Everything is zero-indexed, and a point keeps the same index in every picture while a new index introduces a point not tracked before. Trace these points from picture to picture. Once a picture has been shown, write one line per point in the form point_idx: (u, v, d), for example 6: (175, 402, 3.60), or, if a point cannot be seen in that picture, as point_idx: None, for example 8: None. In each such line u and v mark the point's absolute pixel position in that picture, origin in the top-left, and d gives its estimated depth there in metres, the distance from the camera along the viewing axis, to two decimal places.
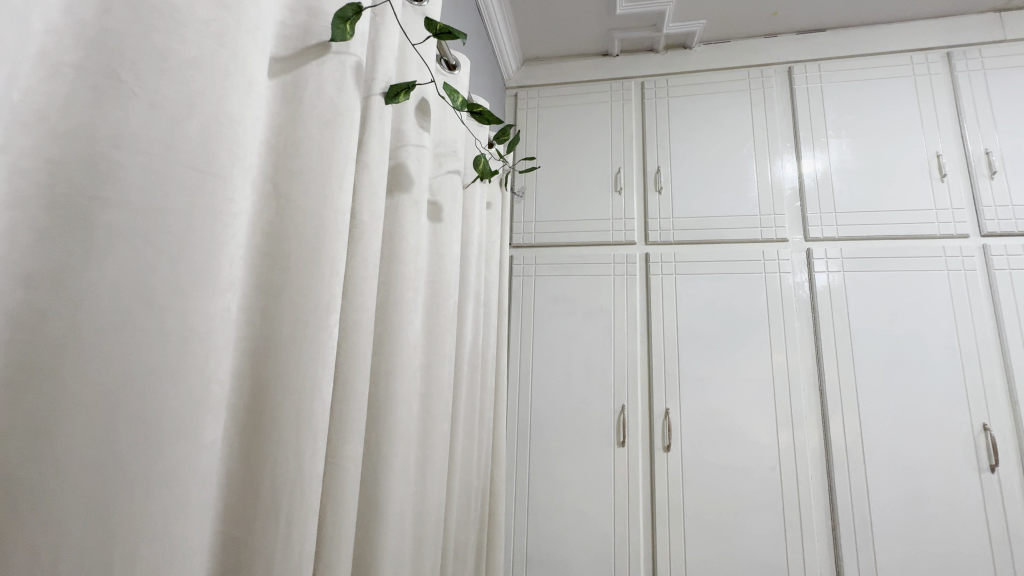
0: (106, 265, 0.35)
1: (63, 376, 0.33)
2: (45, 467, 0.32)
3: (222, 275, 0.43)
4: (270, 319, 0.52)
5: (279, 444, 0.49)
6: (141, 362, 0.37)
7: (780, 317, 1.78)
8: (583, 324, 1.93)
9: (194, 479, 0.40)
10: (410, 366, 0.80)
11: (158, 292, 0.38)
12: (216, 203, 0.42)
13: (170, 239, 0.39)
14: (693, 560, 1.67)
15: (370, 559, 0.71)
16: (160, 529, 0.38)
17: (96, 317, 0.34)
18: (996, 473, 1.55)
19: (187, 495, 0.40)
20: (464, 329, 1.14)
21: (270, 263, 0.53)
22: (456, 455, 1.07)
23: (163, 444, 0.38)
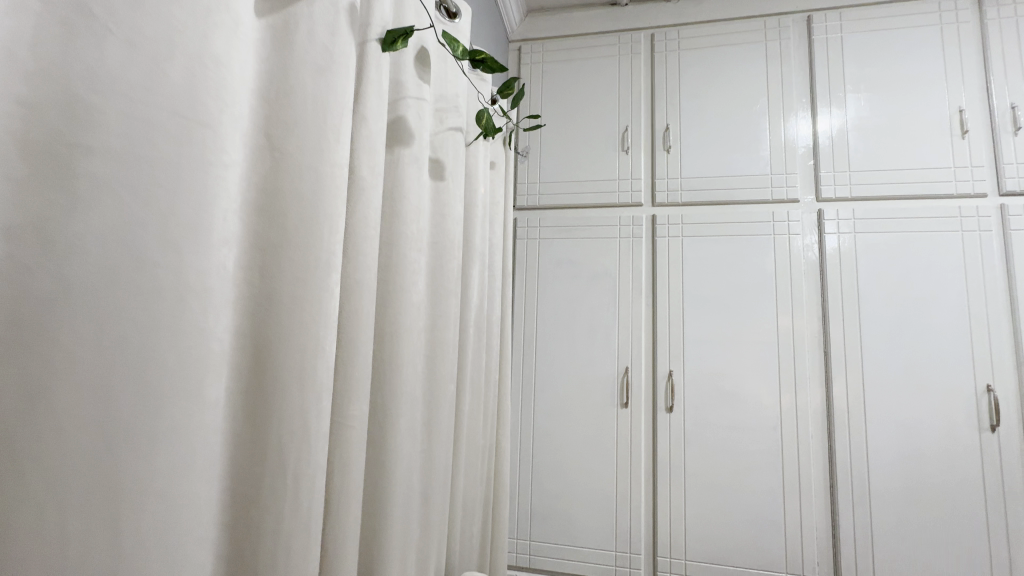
0: (93, 217, 0.33)
1: (56, 335, 0.32)
2: (44, 426, 0.31)
3: (216, 228, 0.42)
4: (270, 280, 0.50)
5: (284, 404, 0.49)
6: (136, 318, 0.36)
7: (788, 280, 1.76)
8: (588, 287, 1.91)
9: (197, 435, 0.40)
10: (414, 327, 0.79)
11: (150, 245, 0.37)
12: (206, 153, 0.41)
13: (159, 190, 0.37)
14: (693, 515, 1.72)
15: (379, 516, 0.72)
16: (167, 486, 0.38)
17: (86, 272, 0.33)
18: (996, 432, 1.56)
19: (191, 451, 0.40)
20: (468, 291, 1.13)
21: (268, 221, 0.51)
22: (462, 416, 1.08)
23: (164, 402, 0.38)
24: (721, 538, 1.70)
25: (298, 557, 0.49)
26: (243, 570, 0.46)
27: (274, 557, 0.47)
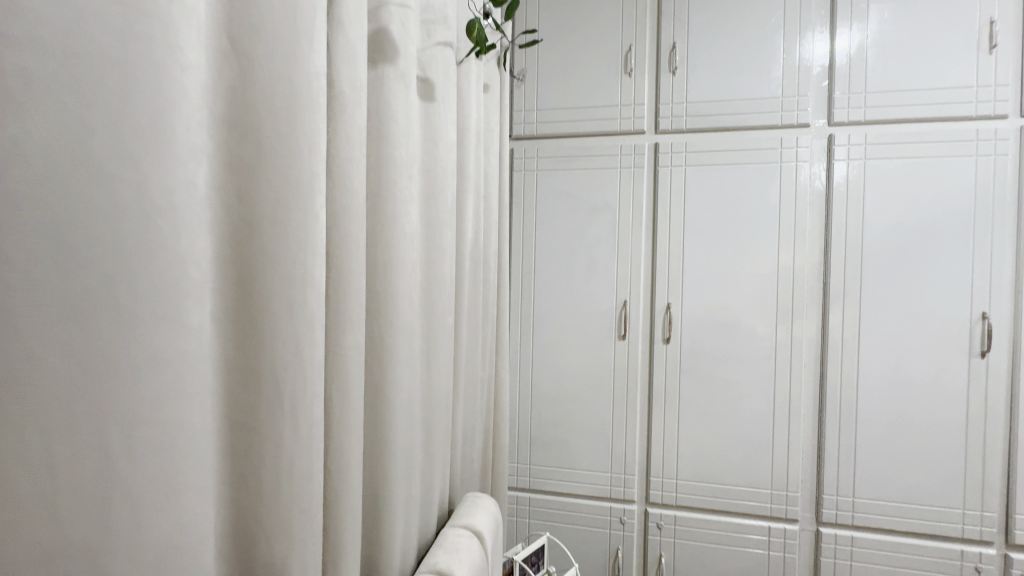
0: (32, 126, 0.32)
1: (10, 250, 0.31)
2: (10, 339, 0.32)
3: (179, 144, 0.40)
4: (248, 203, 0.47)
5: (275, 333, 0.48)
6: (97, 236, 0.35)
7: (792, 210, 1.71)
8: (587, 220, 1.87)
9: (182, 359, 0.41)
10: (408, 258, 0.77)
11: (104, 158, 0.36)
12: (156, 61, 0.38)
13: (105, 99, 0.35)
14: (686, 438, 1.80)
15: (382, 443, 0.74)
16: (152, 406, 0.39)
17: (34, 185, 0.32)
18: (986, 358, 1.59)
19: (176, 374, 0.40)
20: (464, 223, 1.09)
21: (241, 139, 0.47)
22: (461, 348, 1.09)
23: (140, 325, 0.38)
24: (711, 459, 1.79)
25: (301, 481, 0.50)
26: (247, 492, 0.47)
27: (278, 481, 0.48)
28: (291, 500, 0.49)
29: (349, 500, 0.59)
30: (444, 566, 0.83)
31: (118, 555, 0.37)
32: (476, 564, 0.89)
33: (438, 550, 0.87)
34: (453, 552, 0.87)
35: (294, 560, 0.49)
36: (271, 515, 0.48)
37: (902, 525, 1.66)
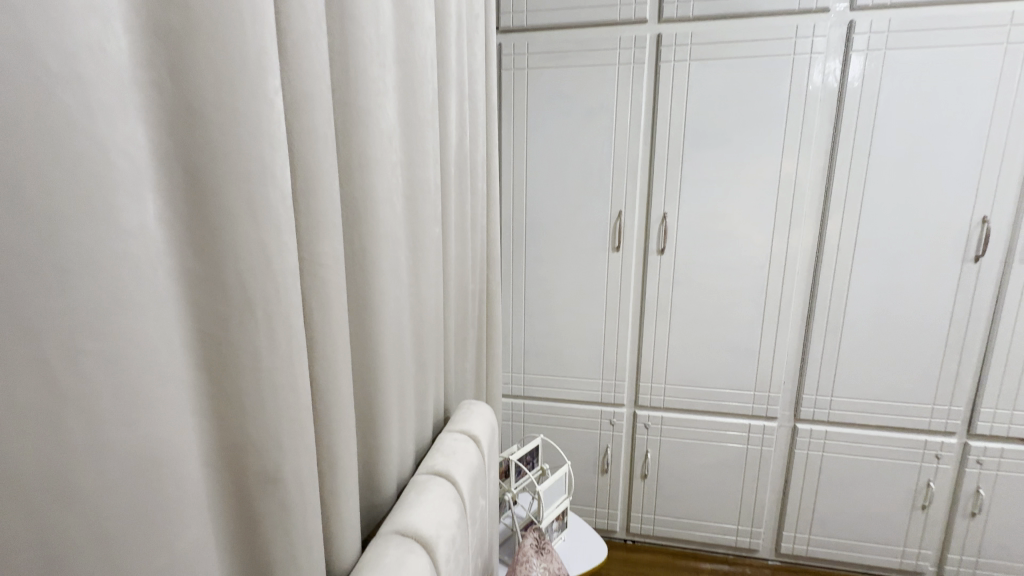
0: None
1: None
2: None
3: None
4: (183, 81, 0.39)
5: (236, 238, 0.42)
6: None
7: (801, 110, 1.60)
8: (582, 125, 1.75)
9: (121, 270, 0.34)
10: (385, 159, 0.69)
11: None
12: None
13: None
14: (676, 346, 1.85)
15: (371, 356, 0.72)
16: (95, 325, 0.33)
17: None
18: (978, 263, 1.59)
19: (118, 288, 0.34)
20: (447, 124, 0.99)
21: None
22: (450, 261, 1.04)
23: (63, 227, 0.30)
24: (698, 364, 1.85)
25: (291, 395, 0.48)
26: (228, 407, 0.44)
27: (265, 396, 0.46)
28: (281, 415, 0.47)
29: (340, 412, 0.58)
30: (442, 467, 0.86)
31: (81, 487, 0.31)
32: (473, 465, 0.93)
33: (436, 454, 0.90)
34: (451, 455, 0.90)
35: (290, 471, 0.48)
36: (260, 430, 0.46)
37: (874, 420, 1.77)
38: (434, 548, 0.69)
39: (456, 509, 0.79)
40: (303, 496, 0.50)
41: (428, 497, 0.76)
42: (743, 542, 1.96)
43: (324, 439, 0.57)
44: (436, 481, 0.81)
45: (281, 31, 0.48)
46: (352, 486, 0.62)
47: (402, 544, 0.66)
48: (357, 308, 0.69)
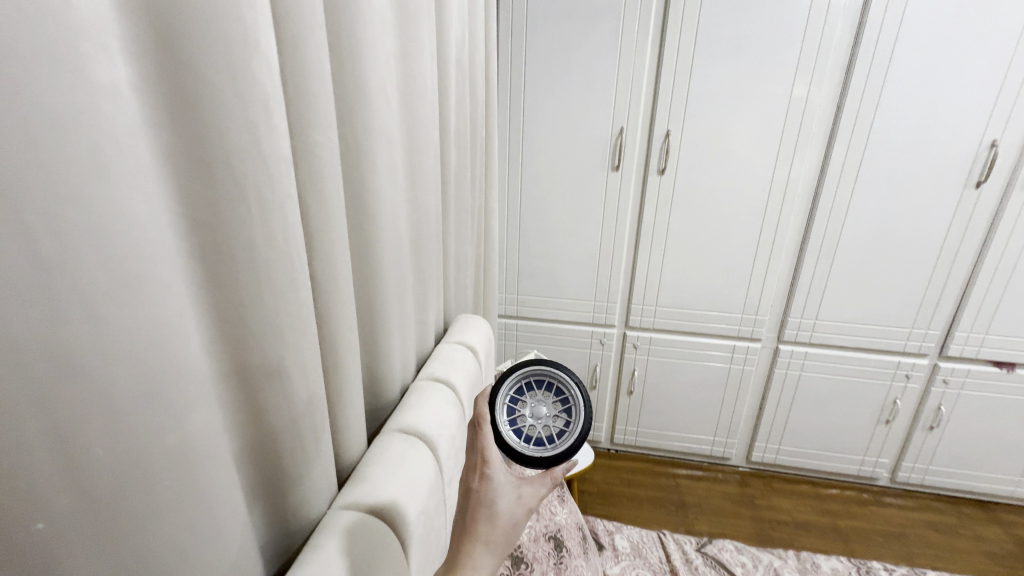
0: None
1: None
2: None
3: None
4: None
5: (222, 134, 0.38)
6: None
7: (822, 19, 1.50)
8: (586, 27, 1.61)
9: (122, 206, 0.31)
10: (379, 49, 0.62)
11: None
12: None
13: None
14: (671, 270, 1.87)
15: (369, 264, 0.69)
16: (104, 263, 0.30)
17: None
18: (979, 189, 1.59)
19: (122, 220, 0.31)
20: (444, 16, 0.90)
21: None
22: (448, 168, 0.99)
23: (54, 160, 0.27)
24: (691, 288, 1.88)
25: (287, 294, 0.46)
26: (233, 307, 0.43)
27: (253, 283, 0.43)
28: (276, 313, 0.46)
29: (341, 317, 0.57)
30: (440, 374, 0.88)
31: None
32: (470, 372, 0.96)
33: (435, 362, 0.91)
34: (448, 363, 0.92)
35: (294, 366, 0.48)
36: (263, 327, 0.45)
37: (854, 342, 1.85)
38: (436, 445, 0.73)
39: (456, 411, 0.82)
40: (301, 386, 0.50)
41: (428, 400, 0.79)
42: (717, 451, 2.11)
43: (327, 345, 0.57)
44: (434, 385, 0.84)
45: None
46: (354, 384, 0.62)
47: (407, 441, 0.69)
48: (355, 202, 0.65)
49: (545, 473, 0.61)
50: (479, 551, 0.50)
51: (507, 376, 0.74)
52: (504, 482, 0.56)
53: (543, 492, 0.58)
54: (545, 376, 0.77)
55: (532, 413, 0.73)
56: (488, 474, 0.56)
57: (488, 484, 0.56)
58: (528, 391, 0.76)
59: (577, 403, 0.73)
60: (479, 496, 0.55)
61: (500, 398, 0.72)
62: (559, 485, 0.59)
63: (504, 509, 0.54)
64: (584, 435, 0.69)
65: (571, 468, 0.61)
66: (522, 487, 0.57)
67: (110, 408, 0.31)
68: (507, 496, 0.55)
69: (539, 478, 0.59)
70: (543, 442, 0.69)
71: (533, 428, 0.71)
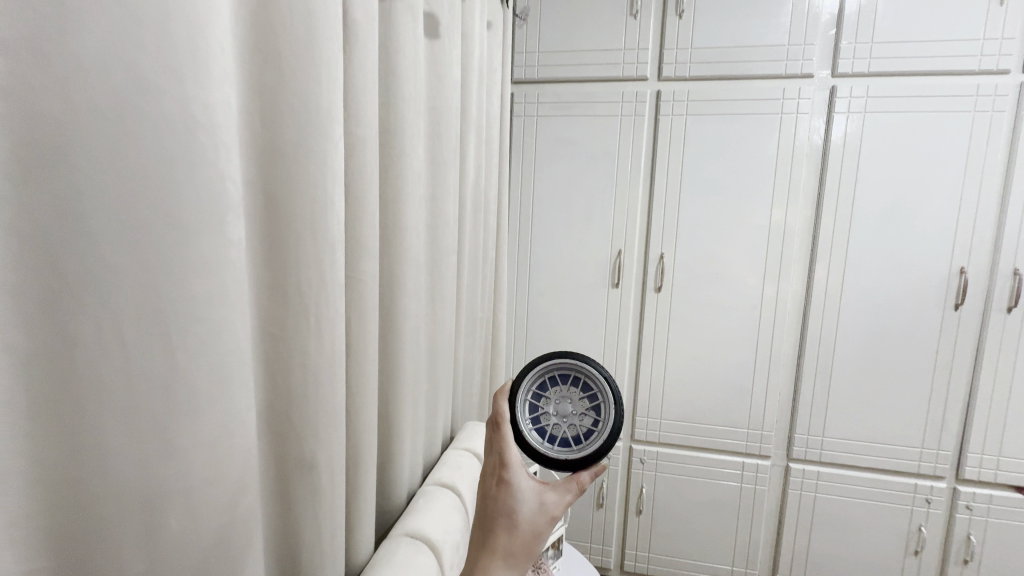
0: (86, 104, 0.31)
1: (82, 240, 0.32)
2: (88, 332, 0.33)
3: (220, 115, 0.39)
4: (276, 151, 0.48)
5: (301, 266, 0.50)
6: (154, 220, 0.35)
7: (788, 163, 1.75)
8: (586, 167, 1.88)
9: (232, 330, 0.41)
10: (416, 194, 0.78)
11: (148, 128, 0.34)
12: (190, 20, 0.36)
13: (148, 67, 0.34)
14: (674, 382, 1.91)
15: (391, 368, 0.78)
16: (212, 374, 0.40)
17: (102, 176, 0.32)
18: (959, 310, 1.69)
19: (231, 342, 0.41)
20: (467, 164, 1.10)
21: (269, 84, 0.47)
22: (463, 284, 1.13)
23: (196, 301, 0.38)
24: (695, 400, 1.90)
25: (328, 394, 0.55)
26: (283, 401, 0.52)
27: (301, 383, 0.52)
28: (316, 410, 0.54)
29: (366, 415, 0.65)
30: (448, 479, 0.91)
31: (109, 426, 0.34)
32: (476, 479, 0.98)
33: (442, 468, 0.95)
34: (455, 468, 0.95)
35: (324, 459, 0.55)
36: (304, 420, 0.53)
37: (865, 461, 1.81)
38: (441, 551, 0.74)
39: (462, 518, 0.84)
40: (327, 479, 0.56)
41: (435, 504, 0.82)
42: None
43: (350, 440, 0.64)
44: (442, 490, 0.87)
45: (350, 103, 0.59)
46: (368, 481, 0.67)
47: (412, 544, 0.71)
48: (385, 313, 0.76)
49: (570, 476, 0.60)
50: (499, 565, 0.52)
51: (529, 371, 0.72)
52: (526, 489, 0.56)
53: (567, 500, 0.57)
54: (571, 369, 0.73)
55: (557, 410, 0.71)
56: (509, 479, 0.55)
57: (510, 490, 0.55)
58: (553, 386, 0.73)
59: (605, 400, 0.71)
60: (501, 504, 0.55)
61: (523, 394, 0.71)
62: (583, 493, 0.58)
63: (526, 519, 0.55)
64: (612, 438, 0.67)
65: (596, 475, 0.60)
66: (547, 491, 0.56)
67: (188, 487, 0.39)
68: (530, 502, 0.55)
69: (564, 483, 0.59)
70: (568, 442, 0.69)
71: (556, 429, 0.70)
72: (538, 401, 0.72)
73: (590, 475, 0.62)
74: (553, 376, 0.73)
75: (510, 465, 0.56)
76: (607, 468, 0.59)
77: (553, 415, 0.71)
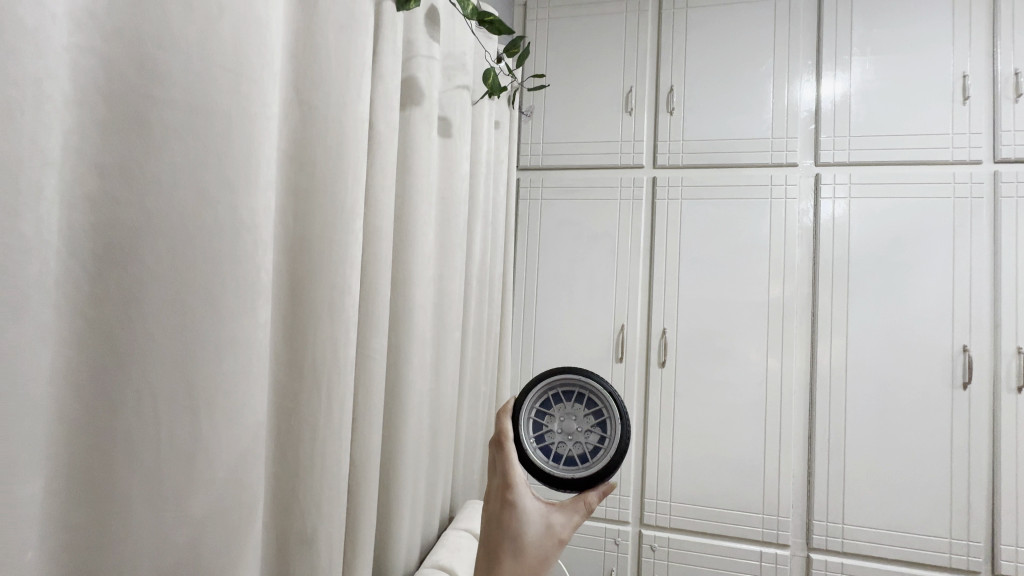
0: (157, 214, 0.38)
1: (137, 327, 0.37)
2: (130, 408, 0.37)
3: (261, 219, 0.46)
4: (304, 243, 0.55)
5: (317, 344, 0.55)
6: (198, 309, 0.41)
7: (782, 244, 1.83)
8: (588, 246, 1.98)
9: (252, 407, 0.45)
10: (425, 274, 0.85)
11: (203, 233, 0.41)
12: (247, 145, 0.44)
13: (210, 183, 0.41)
14: (682, 462, 1.86)
15: (394, 442, 0.80)
16: (230, 448, 0.43)
17: (162, 273, 0.38)
18: (968, 389, 1.67)
19: (250, 417, 0.45)
20: (473, 245, 1.18)
21: (303, 188, 0.55)
22: (467, 358, 1.16)
23: (224, 379, 0.43)
24: (705, 481, 1.84)
25: (332, 467, 0.57)
26: (290, 472, 0.55)
27: (308, 455, 0.55)
28: (319, 484, 0.56)
29: (366, 489, 0.67)
30: (446, 562, 0.89)
31: (136, 497, 0.38)
32: None
33: (441, 550, 0.93)
34: (454, 550, 0.93)
35: (323, 533, 0.56)
36: (308, 493, 0.55)
37: (891, 552, 1.70)
38: None
39: None
40: (325, 555, 0.57)
41: None
42: None
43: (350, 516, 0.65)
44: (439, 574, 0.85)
45: (371, 199, 0.68)
46: (365, 560, 0.67)
47: None
48: (391, 387, 0.80)
49: (578, 497, 0.58)
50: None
51: (531, 390, 0.72)
52: (532, 511, 0.54)
53: (575, 522, 0.55)
54: (575, 385, 0.73)
55: (561, 428, 0.71)
56: (514, 500, 0.54)
57: (515, 513, 0.54)
58: (557, 403, 0.74)
59: (611, 416, 0.70)
60: (506, 528, 0.53)
61: (526, 414, 0.72)
62: (592, 514, 0.56)
63: (532, 543, 0.53)
64: (619, 454, 0.66)
65: (605, 494, 0.58)
66: (554, 512, 0.54)
67: (197, 559, 0.41)
68: (536, 525, 0.53)
69: (572, 503, 0.57)
70: (574, 461, 0.69)
71: (561, 446, 0.70)
72: (542, 419, 0.73)
73: (598, 493, 0.60)
74: (557, 391, 0.74)
75: (514, 486, 0.55)
76: (615, 487, 0.58)
77: (557, 433, 0.71)
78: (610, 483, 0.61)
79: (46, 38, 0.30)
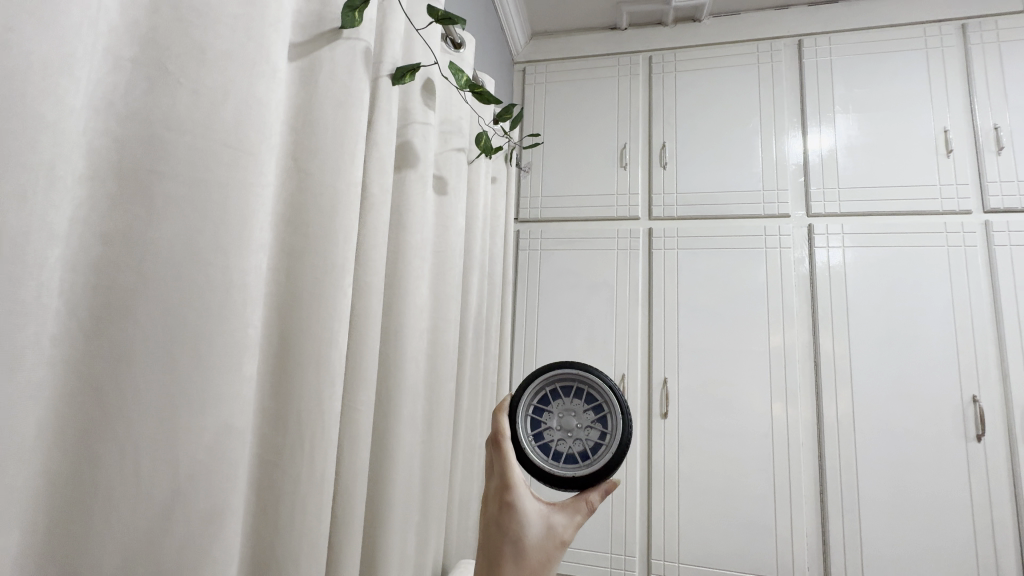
0: (153, 273, 0.41)
1: (124, 380, 0.39)
2: (112, 461, 0.38)
3: (251, 277, 0.49)
4: (295, 298, 0.58)
5: (301, 395, 0.57)
6: (185, 362, 0.43)
7: (779, 293, 1.84)
8: (587, 295, 2.01)
9: (230, 458, 0.46)
10: (417, 325, 0.87)
11: (193, 290, 0.44)
12: (241, 209, 0.47)
13: (205, 245, 0.44)
14: (690, 520, 1.78)
15: (381, 497, 0.79)
16: (207, 500, 0.44)
17: (152, 329, 0.41)
18: (982, 442, 1.62)
19: (228, 469, 0.46)
20: (468, 295, 1.21)
21: (297, 246, 0.59)
22: (461, 409, 1.16)
23: (206, 430, 0.44)
24: (714, 541, 1.75)
25: (312, 521, 0.57)
26: (268, 524, 0.55)
27: (289, 509, 0.55)
28: (298, 538, 0.55)
29: (349, 544, 0.66)
30: None
31: (107, 552, 0.38)
32: None
33: None
34: None
35: None
36: (287, 547, 0.55)
37: None
38: None
39: None
40: None
41: None
42: None
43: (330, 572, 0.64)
44: None
45: (364, 254, 0.71)
46: None
47: None
48: (380, 437, 0.80)
49: (579, 496, 0.55)
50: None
51: (529, 385, 0.71)
52: (532, 512, 0.51)
53: (577, 523, 0.52)
54: (574, 380, 0.73)
55: (560, 425, 0.70)
56: (514, 501, 0.51)
57: (514, 514, 0.50)
58: (556, 398, 0.73)
59: (613, 412, 0.69)
60: (506, 531, 0.50)
61: (524, 409, 0.70)
62: (594, 513, 0.54)
63: (532, 546, 0.50)
64: (621, 450, 0.65)
65: (608, 493, 0.56)
66: (557, 513, 0.51)
67: None
68: (537, 528, 0.50)
69: (573, 503, 0.54)
70: (575, 458, 0.67)
71: (561, 444, 0.69)
72: (541, 415, 0.72)
73: (600, 492, 0.57)
74: (557, 384, 0.73)
75: (513, 487, 0.51)
76: (618, 485, 0.55)
77: (556, 430, 0.70)
78: (612, 482, 0.58)
79: (62, 128, 0.34)
